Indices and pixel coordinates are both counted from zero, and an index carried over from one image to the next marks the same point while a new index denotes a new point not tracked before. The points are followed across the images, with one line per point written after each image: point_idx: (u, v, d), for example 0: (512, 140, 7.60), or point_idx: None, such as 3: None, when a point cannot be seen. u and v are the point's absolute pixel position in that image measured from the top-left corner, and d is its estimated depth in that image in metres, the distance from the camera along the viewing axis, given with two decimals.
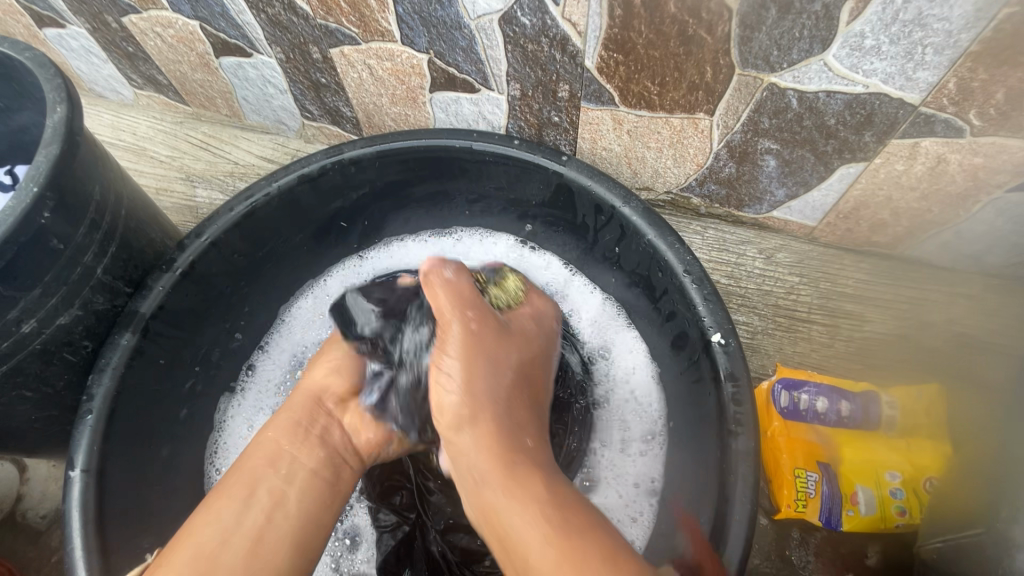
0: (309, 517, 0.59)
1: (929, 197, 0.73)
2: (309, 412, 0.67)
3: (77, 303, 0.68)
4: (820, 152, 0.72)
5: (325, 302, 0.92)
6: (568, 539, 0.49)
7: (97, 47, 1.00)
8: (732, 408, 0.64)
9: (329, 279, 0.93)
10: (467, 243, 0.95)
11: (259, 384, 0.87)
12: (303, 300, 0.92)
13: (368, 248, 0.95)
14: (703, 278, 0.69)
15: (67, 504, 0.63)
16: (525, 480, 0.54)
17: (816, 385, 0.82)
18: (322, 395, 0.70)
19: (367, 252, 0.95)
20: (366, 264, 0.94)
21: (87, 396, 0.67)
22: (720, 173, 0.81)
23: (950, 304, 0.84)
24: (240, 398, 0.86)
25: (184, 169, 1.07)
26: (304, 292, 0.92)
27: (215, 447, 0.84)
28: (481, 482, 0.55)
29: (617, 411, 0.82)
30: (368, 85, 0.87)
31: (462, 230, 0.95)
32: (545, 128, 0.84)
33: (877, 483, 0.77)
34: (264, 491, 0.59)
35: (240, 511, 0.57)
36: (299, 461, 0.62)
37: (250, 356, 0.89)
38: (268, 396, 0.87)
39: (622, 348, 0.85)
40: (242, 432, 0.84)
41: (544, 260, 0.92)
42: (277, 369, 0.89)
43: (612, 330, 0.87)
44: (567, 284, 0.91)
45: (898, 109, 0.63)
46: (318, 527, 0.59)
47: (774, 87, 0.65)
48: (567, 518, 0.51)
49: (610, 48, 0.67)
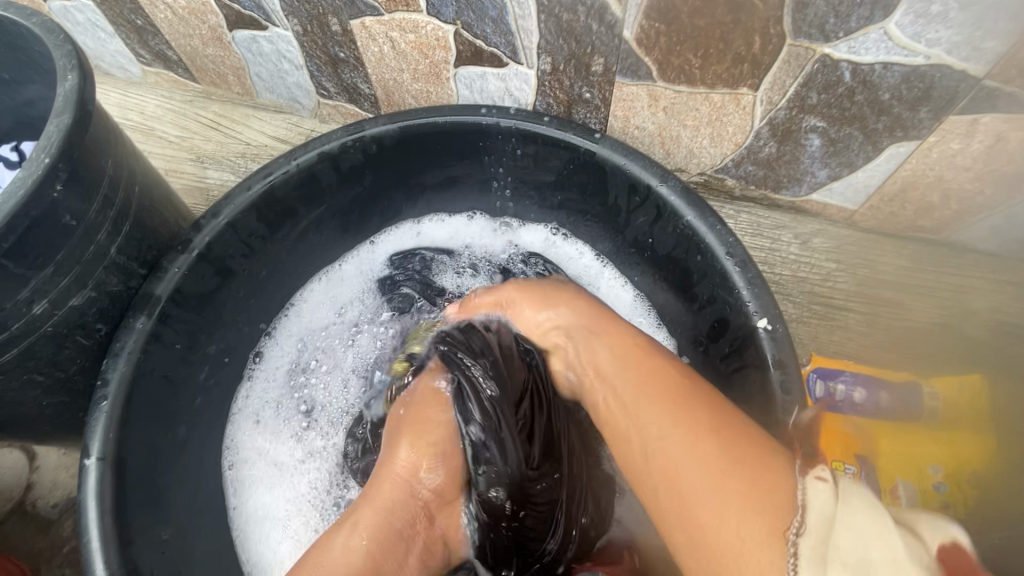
0: None
1: (983, 178, 0.69)
2: (407, 515, 0.61)
3: (90, 284, 0.65)
4: (869, 130, 0.68)
5: (340, 287, 0.89)
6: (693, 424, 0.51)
7: (104, 21, 0.96)
8: (780, 397, 0.61)
9: (343, 264, 0.90)
10: (490, 228, 0.92)
11: (268, 369, 0.84)
12: (316, 285, 0.89)
13: (379, 233, 0.92)
14: (747, 261, 0.66)
15: (82, 494, 0.60)
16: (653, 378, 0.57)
17: (852, 375, 0.80)
18: (416, 484, 0.62)
19: (379, 236, 0.92)
20: (380, 249, 0.91)
21: (102, 382, 0.65)
22: (759, 153, 0.78)
23: (994, 291, 0.81)
24: (250, 380, 0.83)
25: (194, 149, 1.03)
26: (317, 277, 0.89)
27: (228, 438, 0.81)
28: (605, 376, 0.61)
29: None
30: (389, 59, 0.83)
31: (485, 215, 0.92)
32: (575, 105, 0.81)
33: (919, 476, 0.75)
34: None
35: None
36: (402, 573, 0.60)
37: (257, 343, 0.85)
38: (275, 384, 0.84)
39: None
40: (256, 421, 0.82)
41: (572, 249, 0.89)
42: (286, 355, 0.85)
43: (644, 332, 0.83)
44: (597, 276, 0.88)
45: (959, 82, 0.59)
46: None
47: (826, 58, 0.62)
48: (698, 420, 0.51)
49: (652, 16, 0.63)
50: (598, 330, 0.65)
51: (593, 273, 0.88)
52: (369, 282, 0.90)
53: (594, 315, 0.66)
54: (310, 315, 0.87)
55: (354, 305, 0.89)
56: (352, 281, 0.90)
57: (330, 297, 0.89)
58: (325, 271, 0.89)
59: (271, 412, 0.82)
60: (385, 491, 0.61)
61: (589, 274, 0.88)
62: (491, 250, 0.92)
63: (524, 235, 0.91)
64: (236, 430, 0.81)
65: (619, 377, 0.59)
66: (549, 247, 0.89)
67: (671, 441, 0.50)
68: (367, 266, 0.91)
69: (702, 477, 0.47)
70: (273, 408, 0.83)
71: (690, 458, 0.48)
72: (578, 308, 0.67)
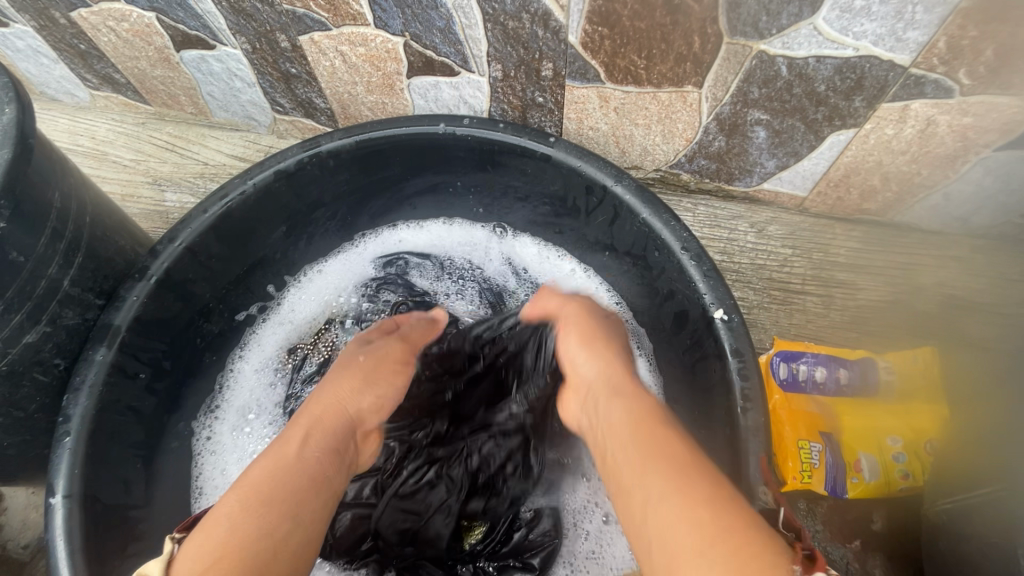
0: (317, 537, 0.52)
1: (919, 160, 0.72)
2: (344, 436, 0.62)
3: (44, 319, 0.64)
4: (810, 120, 0.71)
5: (326, 286, 0.90)
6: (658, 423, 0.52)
7: (46, 47, 0.93)
8: (740, 384, 0.63)
9: (326, 266, 0.91)
10: (481, 235, 0.93)
11: (233, 413, 0.82)
12: (298, 291, 0.89)
13: (362, 237, 0.93)
14: (701, 255, 0.68)
15: (50, 534, 0.59)
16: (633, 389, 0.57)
17: (813, 355, 0.82)
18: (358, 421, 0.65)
19: (361, 242, 0.93)
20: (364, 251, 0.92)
21: (63, 418, 0.63)
22: (710, 148, 0.80)
23: (939, 267, 0.85)
24: (212, 425, 0.81)
25: (150, 172, 1.02)
26: (298, 280, 0.89)
27: (198, 476, 0.78)
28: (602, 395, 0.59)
29: None
30: (341, 73, 0.83)
31: (480, 220, 0.93)
32: (529, 110, 0.82)
33: (879, 448, 0.77)
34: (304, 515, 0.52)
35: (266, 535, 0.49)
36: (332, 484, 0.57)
37: (226, 364, 0.84)
38: (257, 425, 0.81)
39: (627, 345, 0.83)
40: (229, 460, 0.79)
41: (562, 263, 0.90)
42: (246, 394, 0.83)
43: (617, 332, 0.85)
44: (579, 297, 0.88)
45: (888, 71, 0.62)
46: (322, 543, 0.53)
47: (763, 54, 0.64)
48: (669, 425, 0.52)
49: (595, 21, 0.64)
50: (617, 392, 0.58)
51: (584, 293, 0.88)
52: (353, 282, 0.91)
53: (627, 378, 0.60)
54: (286, 334, 0.87)
55: (340, 303, 0.90)
56: (340, 279, 0.91)
57: (315, 300, 0.89)
58: (315, 265, 0.90)
59: (237, 466, 0.78)
60: (336, 401, 0.64)
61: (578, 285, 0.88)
62: (480, 254, 0.93)
63: (516, 249, 0.92)
64: (205, 493, 0.77)
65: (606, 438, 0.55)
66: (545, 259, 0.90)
67: (652, 496, 0.46)
68: (354, 266, 0.92)
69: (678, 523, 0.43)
70: (240, 465, 0.79)
71: (686, 527, 0.42)
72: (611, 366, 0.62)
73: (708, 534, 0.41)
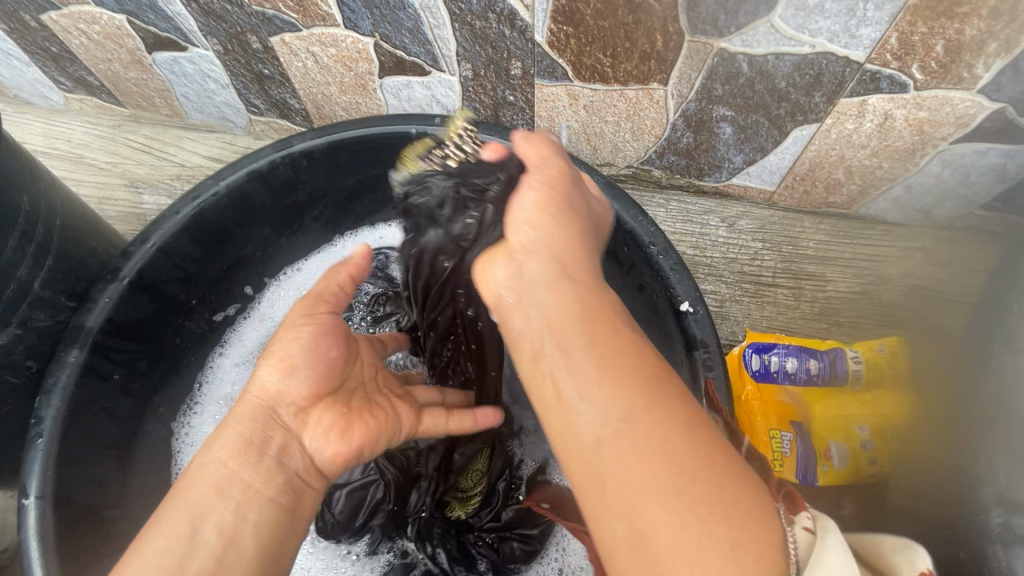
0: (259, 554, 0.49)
1: (879, 154, 0.74)
2: (262, 427, 0.55)
3: (14, 321, 0.64)
4: (774, 116, 0.72)
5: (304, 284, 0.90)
6: (599, 334, 0.47)
7: (18, 50, 0.93)
8: (704, 374, 0.64)
9: (305, 265, 0.91)
10: None
11: (214, 408, 0.83)
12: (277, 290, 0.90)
13: (341, 236, 0.93)
14: (668, 249, 0.69)
15: (24, 534, 0.59)
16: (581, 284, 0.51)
17: (784, 346, 0.84)
18: (277, 405, 0.57)
19: (339, 240, 0.93)
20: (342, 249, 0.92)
21: (35, 420, 0.63)
22: (679, 144, 0.82)
23: (904, 259, 0.87)
24: (192, 421, 0.82)
25: (127, 175, 1.01)
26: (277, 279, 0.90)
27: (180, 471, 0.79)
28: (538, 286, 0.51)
29: None
30: (314, 74, 0.84)
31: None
32: (501, 108, 0.83)
33: (848, 436, 0.79)
34: (211, 525, 0.48)
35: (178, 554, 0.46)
36: (251, 487, 0.52)
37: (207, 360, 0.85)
38: None
39: None
40: None
41: None
42: (226, 387, 0.84)
43: None
44: None
45: (844, 67, 0.63)
46: (270, 549, 0.50)
47: (724, 52, 0.65)
48: (615, 339, 0.47)
49: (559, 20, 0.65)
50: (559, 287, 0.50)
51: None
52: None
53: (583, 272, 0.52)
54: (264, 331, 0.87)
55: None
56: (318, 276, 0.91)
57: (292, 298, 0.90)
58: (293, 265, 0.91)
59: None
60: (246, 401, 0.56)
61: None
62: None
63: None
64: None
65: (545, 337, 0.49)
66: None
67: (607, 421, 0.42)
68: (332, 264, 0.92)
69: (629, 466, 0.40)
70: None
71: (650, 466, 0.39)
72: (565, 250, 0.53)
73: (670, 474, 0.39)
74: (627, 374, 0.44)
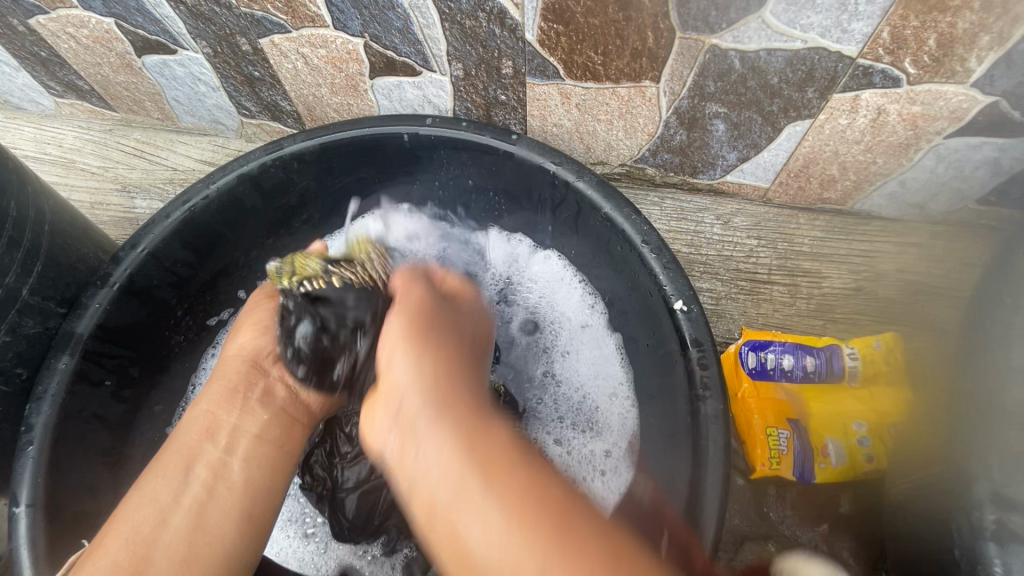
0: (254, 482, 0.61)
1: (873, 149, 0.74)
2: (246, 376, 0.67)
3: (3, 329, 0.63)
4: (767, 112, 0.72)
5: None
6: (485, 459, 0.41)
7: (6, 55, 0.92)
8: (699, 373, 0.64)
9: None
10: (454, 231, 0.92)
11: None
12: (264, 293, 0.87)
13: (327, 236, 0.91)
14: (662, 247, 0.69)
15: (13, 544, 0.58)
16: (456, 404, 0.46)
17: (780, 344, 0.83)
18: (258, 357, 0.69)
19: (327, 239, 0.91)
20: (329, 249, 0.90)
21: (25, 427, 0.63)
22: (672, 141, 0.81)
23: (900, 253, 0.86)
24: None
25: (119, 179, 1.01)
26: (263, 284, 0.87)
27: None
28: (412, 421, 0.45)
29: (585, 414, 0.81)
30: (305, 75, 0.83)
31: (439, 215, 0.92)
32: (493, 108, 0.83)
33: (844, 433, 0.79)
34: (202, 462, 0.60)
35: (176, 489, 0.58)
36: (241, 427, 0.64)
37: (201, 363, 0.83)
38: None
39: (595, 342, 0.84)
40: None
41: (529, 252, 0.90)
42: None
43: (586, 335, 0.85)
44: (556, 289, 0.88)
45: (837, 63, 0.63)
46: (265, 484, 0.62)
47: (715, 48, 0.64)
48: (507, 462, 0.41)
49: (549, 18, 0.65)
50: (448, 418, 0.44)
51: (551, 280, 0.88)
52: None
53: (461, 393, 0.47)
54: None
55: None
56: None
57: None
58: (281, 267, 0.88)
59: None
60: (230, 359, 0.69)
61: (557, 282, 0.88)
62: (451, 248, 0.92)
63: (489, 240, 0.92)
64: None
65: (435, 487, 0.41)
66: (525, 261, 0.90)
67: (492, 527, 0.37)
68: None
69: None
70: None
71: None
72: (437, 372, 0.49)
73: None
74: (523, 503, 0.38)
